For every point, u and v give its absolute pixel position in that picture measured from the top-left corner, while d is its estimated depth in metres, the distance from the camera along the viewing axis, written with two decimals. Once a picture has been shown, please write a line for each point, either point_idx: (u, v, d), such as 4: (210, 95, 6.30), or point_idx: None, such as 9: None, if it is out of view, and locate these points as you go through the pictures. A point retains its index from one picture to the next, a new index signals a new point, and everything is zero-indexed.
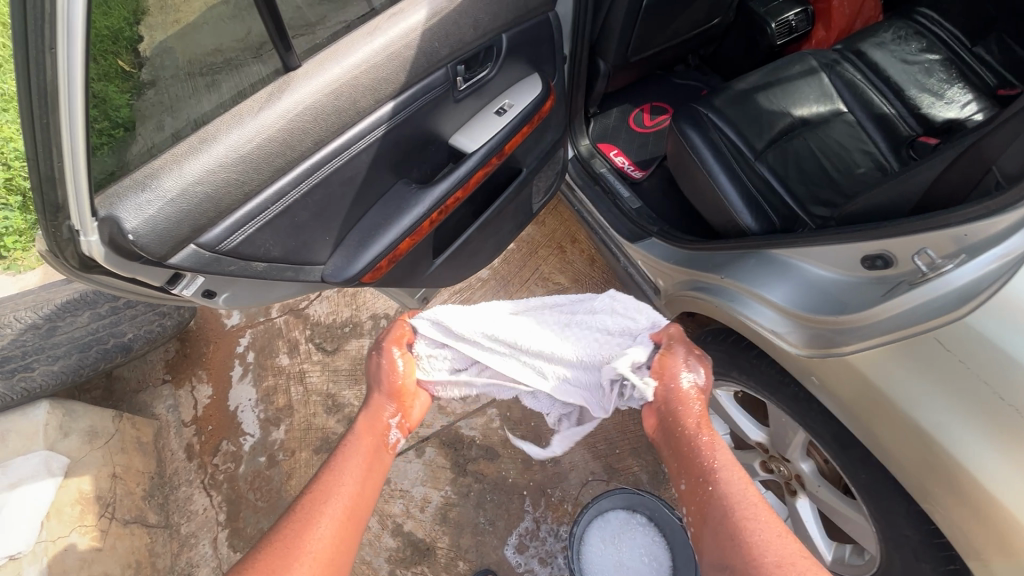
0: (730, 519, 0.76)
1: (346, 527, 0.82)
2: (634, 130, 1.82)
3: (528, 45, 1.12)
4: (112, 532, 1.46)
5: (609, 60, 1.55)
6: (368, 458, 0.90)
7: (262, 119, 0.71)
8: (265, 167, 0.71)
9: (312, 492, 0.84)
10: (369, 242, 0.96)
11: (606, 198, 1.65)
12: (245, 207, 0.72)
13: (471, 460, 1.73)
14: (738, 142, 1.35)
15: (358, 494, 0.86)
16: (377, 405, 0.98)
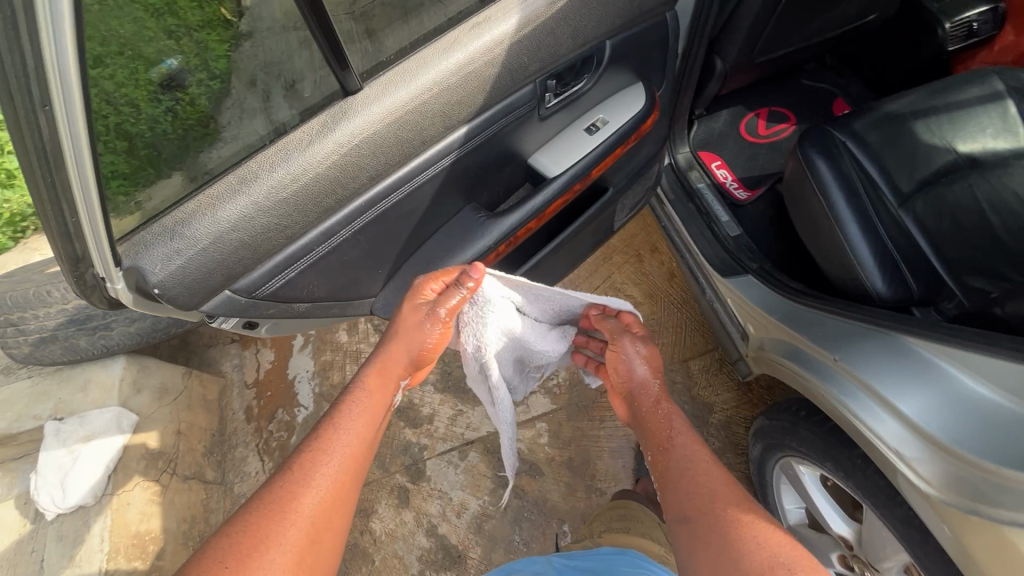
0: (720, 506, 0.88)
1: (342, 485, 0.89)
2: (745, 139, 1.58)
3: (634, 51, 0.95)
4: (172, 487, 1.54)
5: (728, 57, 1.32)
6: (369, 416, 0.97)
7: (308, 157, 0.63)
8: (312, 207, 0.65)
9: (312, 447, 0.91)
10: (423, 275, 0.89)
11: (700, 219, 1.45)
12: (290, 250, 0.69)
13: (513, 474, 1.67)
14: (878, 181, 1.11)
15: (356, 449, 0.94)
16: (394, 355, 1.04)
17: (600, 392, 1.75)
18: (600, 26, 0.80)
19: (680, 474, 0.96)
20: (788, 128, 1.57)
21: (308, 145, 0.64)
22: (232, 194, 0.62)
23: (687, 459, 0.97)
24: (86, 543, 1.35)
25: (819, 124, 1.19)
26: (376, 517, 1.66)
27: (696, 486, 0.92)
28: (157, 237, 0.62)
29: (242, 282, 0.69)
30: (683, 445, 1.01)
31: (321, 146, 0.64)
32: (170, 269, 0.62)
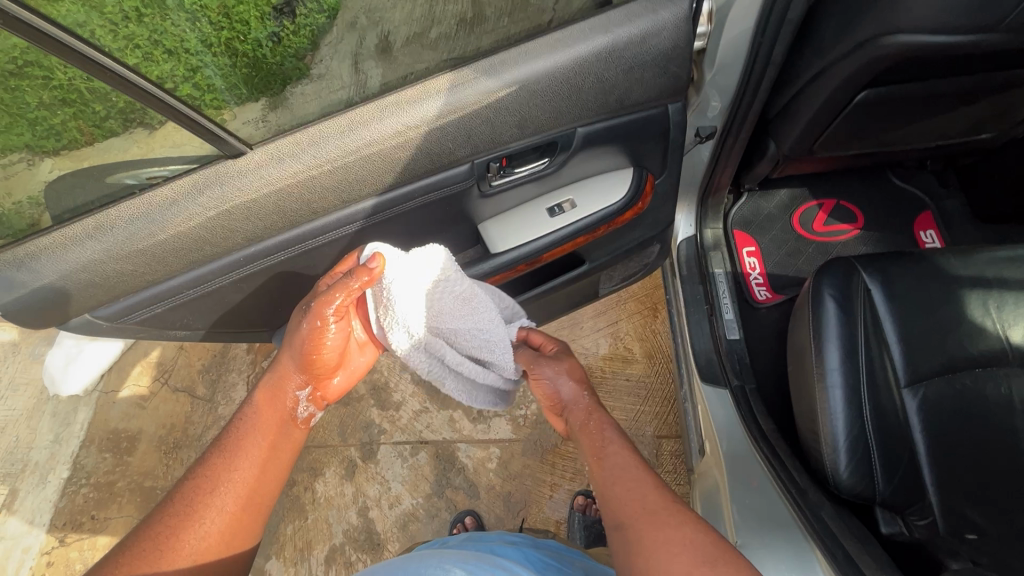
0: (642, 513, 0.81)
1: (234, 519, 0.81)
2: (794, 230, 1.38)
3: (618, 139, 0.85)
4: (160, 395, 1.63)
5: (782, 145, 1.12)
6: (270, 439, 0.87)
7: (168, 217, 0.71)
8: (190, 247, 0.74)
9: (201, 478, 0.82)
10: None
11: (703, 307, 1.28)
12: (158, 288, 0.78)
13: (452, 487, 1.70)
14: (892, 347, 0.92)
15: (254, 482, 0.84)
16: (281, 384, 0.90)
17: (563, 438, 1.70)
18: (564, 120, 0.79)
19: (617, 491, 0.86)
20: (846, 233, 1.36)
21: (170, 206, 0.71)
22: (85, 240, 0.70)
23: (621, 471, 0.89)
24: (70, 427, 1.59)
25: (849, 256, 1.00)
26: (320, 480, 1.75)
27: (632, 501, 0.84)
28: (5, 266, 0.70)
29: (101, 310, 0.78)
30: (619, 460, 0.91)
31: (182, 209, 0.71)
32: (13, 299, 0.72)
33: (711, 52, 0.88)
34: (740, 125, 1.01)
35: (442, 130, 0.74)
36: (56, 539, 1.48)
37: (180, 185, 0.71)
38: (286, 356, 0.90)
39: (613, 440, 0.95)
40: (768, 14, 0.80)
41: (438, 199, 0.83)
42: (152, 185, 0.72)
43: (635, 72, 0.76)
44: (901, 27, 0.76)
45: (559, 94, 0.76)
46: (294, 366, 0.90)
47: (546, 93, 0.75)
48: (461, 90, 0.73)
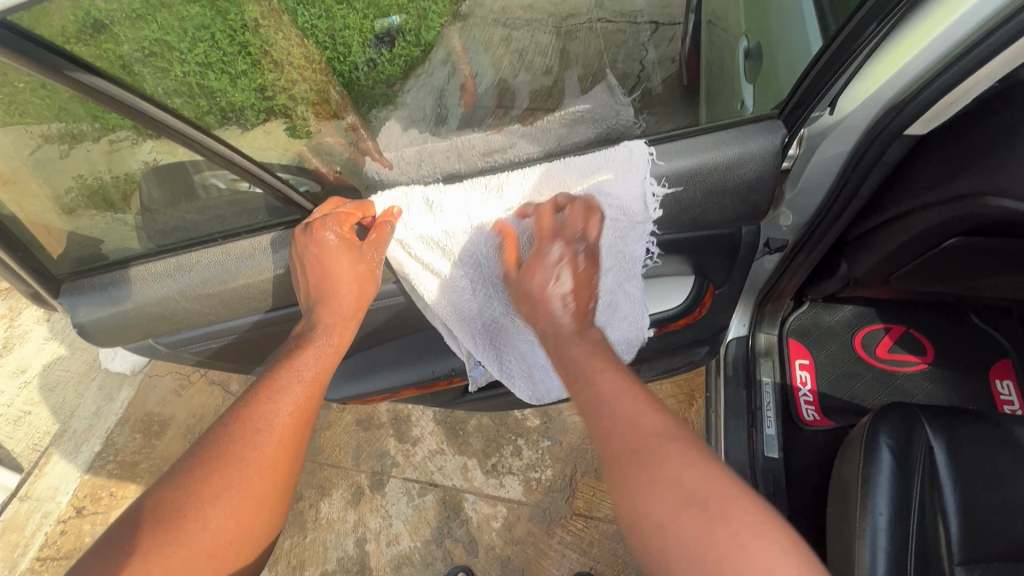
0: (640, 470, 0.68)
1: (282, 452, 0.78)
2: (855, 350, 1.31)
3: (680, 253, 0.94)
4: (196, 385, 1.70)
5: (855, 268, 1.07)
6: (309, 384, 0.84)
7: (242, 268, 0.83)
8: (260, 295, 0.87)
9: (229, 433, 0.78)
10: (364, 375, 1.06)
11: (743, 415, 1.25)
12: (215, 327, 0.90)
13: (451, 538, 1.67)
14: (949, 513, 0.85)
15: (295, 416, 0.81)
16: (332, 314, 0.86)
17: (573, 512, 1.65)
18: (634, 226, 0.86)
19: (666, 509, 0.63)
20: (912, 365, 1.27)
21: (246, 258, 0.83)
22: (165, 278, 0.81)
23: (642, 413, 0.73)
24: (111, 402, 1.67)
25: (911, 402, 0.94)
26: (326, 500, 1.78)
27: (645, 444, 0.69)
28: (89, 288, 0.81)
29: (161, 338, 0.90)
30: (668, 461, 0.66)
31: (256, 263, 0.83)
32: (84, 318, 0.82)
33: (796, 172, 0.84)
34: (813, 245, 0.98)
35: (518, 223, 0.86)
36: (73, 510, 1.54)
37: (261, 240, 0.84)
38: (319, 300, 0.85)
39: (646, 413, 0.73)
40: (863, 151, 0.77)
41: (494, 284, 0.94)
42: (232, 236, 0.83)
43: (712, 193, 0.81)
44: (1005, 191, 0.73)
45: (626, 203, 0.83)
46: (331, 304, 0.85)
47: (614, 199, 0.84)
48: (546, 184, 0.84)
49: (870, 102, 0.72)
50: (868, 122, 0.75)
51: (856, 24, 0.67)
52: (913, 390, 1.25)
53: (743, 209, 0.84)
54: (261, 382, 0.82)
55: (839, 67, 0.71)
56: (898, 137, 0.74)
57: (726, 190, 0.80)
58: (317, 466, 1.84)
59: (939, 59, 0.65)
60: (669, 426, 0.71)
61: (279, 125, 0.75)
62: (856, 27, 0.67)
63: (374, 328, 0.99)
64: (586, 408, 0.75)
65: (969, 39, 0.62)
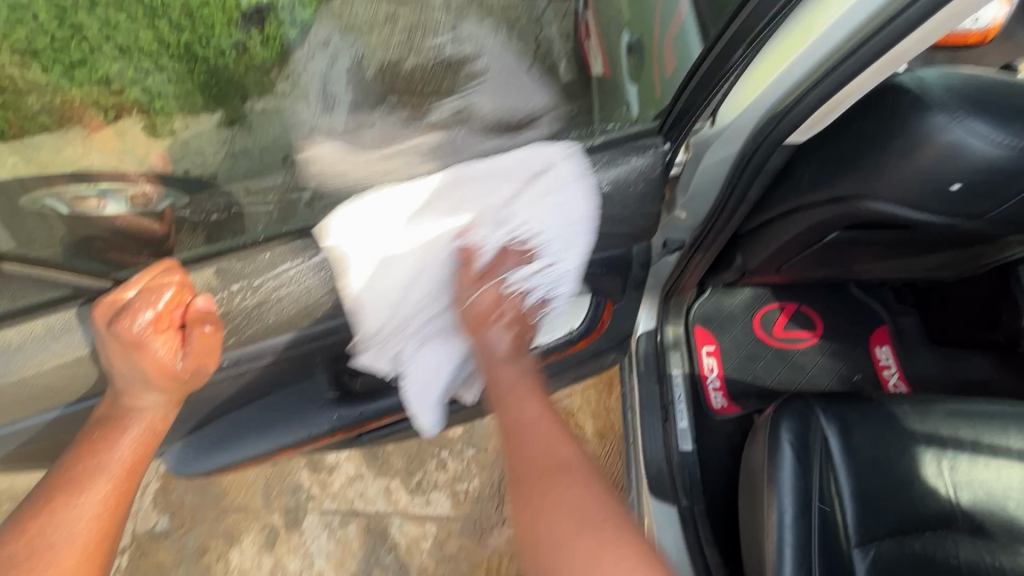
0: (539, 473, 0.63)
1: (76, 573, 0.65)
2: (754, 332, 1.35)
3: None
4: None
5: (750, 260, 1.09)
6: (112, 487, 0.69)
7: (9, 364, 0.67)
8: (79, 382, 0.73)
9: (2, 561, 0.63)
10: (229, 443, 0.94)
11: (657, 411, 1.25)
12: (17, 425, 0.76)
13: (379, 567, 1.58)
14: (844, 498, 0.89)
15: (93, 529, 0.67)
16: (151, 396, 0.73)
17: (504, 519, 1.62)
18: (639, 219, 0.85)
19: (564, 532, 0.58)
20: (804, 341, 1.34)
21: (12, 352, 0.66)
22: None
23: (525, 416, 0.68)
24: None
25: (807, 393, 0.97)
26: (236, 549, 1.63)
27: (542, 471, 0.63)
28: None
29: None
30: (568, 487, 0.61)
31: (30, 354, 0.67)
32: None
33: (684, 181, 0.82)
34: (708, 246, 0.98)
35: None
36: None
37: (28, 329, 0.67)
38: (121, 377, 0.71)
39: (542, 426, 0.67)
40: (748, 158, 0.75)
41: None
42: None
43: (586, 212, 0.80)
44: (881, 195, 0.74)
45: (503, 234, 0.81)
46: (143, 389, 0.73)
47: None
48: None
49: (751, 111, 0.70)
50: (754, 127, 0.72)
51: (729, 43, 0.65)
52: (807, 366, 1.32)
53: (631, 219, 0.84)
54: (49, 486, 0.68)
55: (719, 82, 0.68)
56: (779, 146, 0.72)
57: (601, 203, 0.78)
58: (221, 512, 1.66)
59: (814, 67, 0.62)
60: (566, 455, 0.64)
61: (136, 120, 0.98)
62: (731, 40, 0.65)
63: (234, 393, 0.85)
64: (502, 427, 0.69)
65: (834, 54, 0.60)
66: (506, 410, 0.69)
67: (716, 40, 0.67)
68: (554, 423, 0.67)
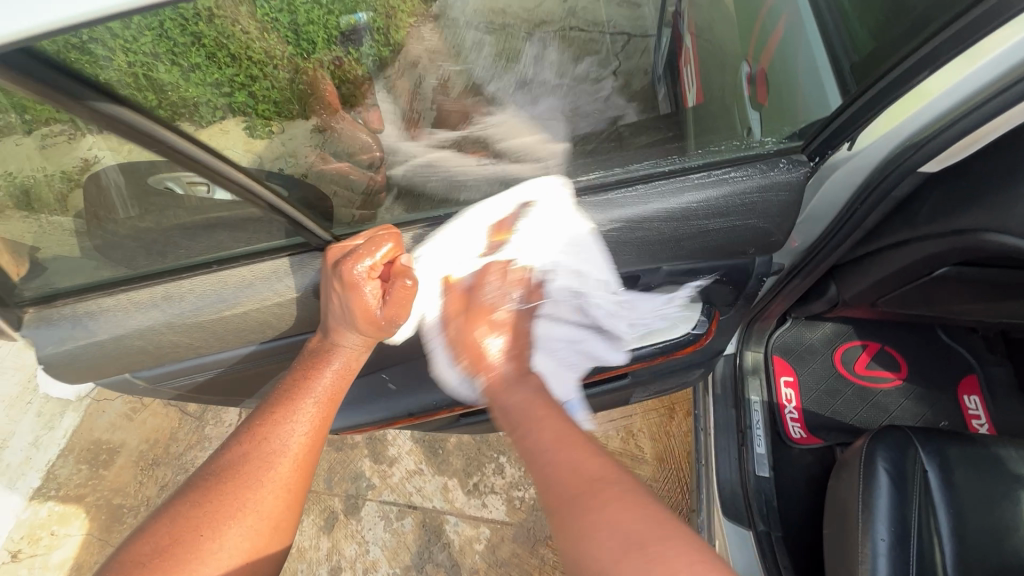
0: (567, 484, 0.67)
1: (293, 476, 0.76)
2: (835, 367, 1.35)
3: (675, 276, 0.91)
4: (148, 410, 1.54)
5: (845, 291, 1.11)
6: (322, 408, 0.80)
7: (241, 297, 0.78)
8: (286, 320, 0.84)
9: (239, 454, 0.75)
10: (358, 405, 1.05)
11: (733, 434, 1.27)
12: (216, 356, 0.86)
13: (432, 563, 1.61)
14: (942, 535, 0.88)
15: (305, 442, 0.78)
16: (355, 337, 0.83)
17: None
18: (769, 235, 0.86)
19: (608, 550, 0.60)
20: (887, 381, 1.32)
21: (246, 287, 0.78)
22: (153, 308, 0.76)
23: (543, 437, 0.74)
24: (51, 432, 1.50)
25: (905, 426, 0.97)
26: (297, 528, 1.68)
27: (571, 490, 0.66)
28: (57, 320, 0.75)
29: (161, 369, 0.86)
30: (603, 501, 0.64)
31: (256, 291, 0.78)
32: (50, 350, 0.76)
33: (804, 202, 0.85)
34: (809, 271, 1.00)
35: None
36: (8, 554, 1.38)
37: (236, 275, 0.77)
38: (341, 317, 0.81)
39: (567, 444, 0.72)
40: (873, 187, 0.79)
41: None
42: (231, 261, 0.78)
43: (731, 218, 0.81)
44: (1007, 229, 0.75)
45: (649, 238, 0.82)
46: (348, 329, 0.82)
47: (642, 231, 0.81)
48: (566, 211, 0.80)
49: (889, 138, 0.73)
50: (882, 157, 0.76)
51: (902, 72, 0.68)
52: (890, 407, 1.30)
53: (759, 230, 0.84)
54: (273, 401, 0.79)
55: (864, 109, 0.73)
56: (911, 174, 0.76)
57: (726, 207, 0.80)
58: None
59: (962, 101, 0.67)
60: (601, 469, 0.68)
61: (237, 123, 0.68)
62: (904, 73, 0.68)
63: (385, 353, 0.95)
64: (527, 450, 0.74)
65: (984, 92, 0.65)
66: (525, 436, 0.76)
67: (863, 87, 0.74)
68: (584, 445, 0.71)
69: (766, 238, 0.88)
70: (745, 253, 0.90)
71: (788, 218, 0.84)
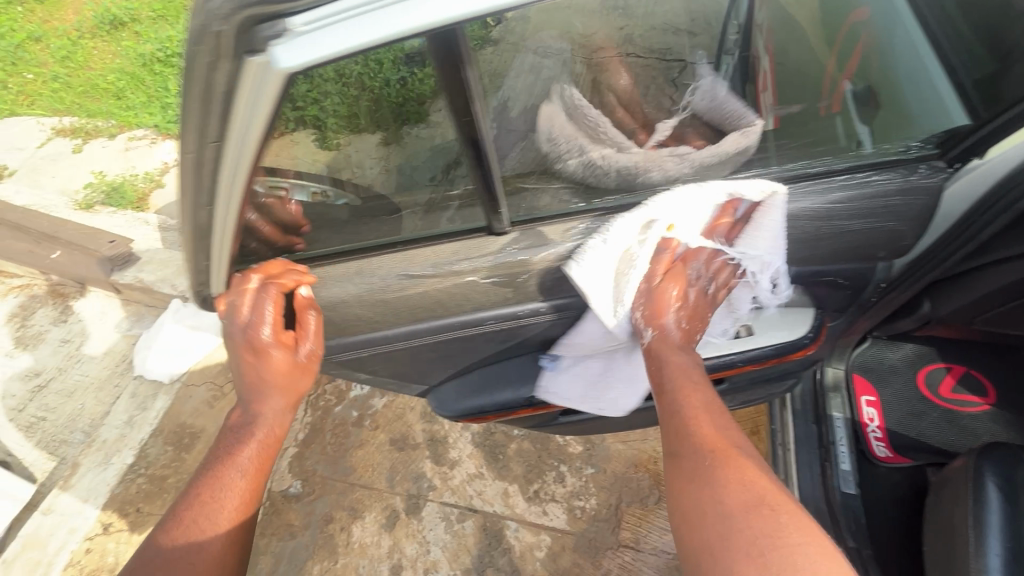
0: (700, 448, 0.79)
1: (237, 524, 0.87)
2: (918, 389, 1.33)
3: (800, 282, 0.97)
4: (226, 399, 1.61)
5: (940, 307, 1.11)
6: (254, 467, 0.93)
7: (420, 276, 0.91)
8: (444, 303, 0.95)
9: (177, 528, 0.84)
10: (481, 392, 1.13)
11: (816, 449, 1.27)
12: (382, 334, 1.00)
13: (493, 567, 1.61)
14: None
15: (242, 495, 0.90)
16: (274, 401, 0.96)
17: (619, 544, 1.61)
18: (892, 241, 0.91)
19: (734, 506, 0.72)
20: (975, 406, 1.30)
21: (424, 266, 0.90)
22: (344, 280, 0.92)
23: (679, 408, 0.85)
24: (145, 412, 1.60)
25: (1010, 442, 0.95)
26: (358, 523, 1.71)
27: (706, 459, 0.78)
28: None
29: (346, 339, 1.00)
30: (731, 471, 0.76)
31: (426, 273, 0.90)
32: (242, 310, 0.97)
33: (939, 208, 0.87)
34: (911, 284, 1.01)
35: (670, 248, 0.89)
36: (99, 526, 1.43)
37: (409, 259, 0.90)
38: (259, 395, 0.96)
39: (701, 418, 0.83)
40: (999, 197, 0.83)
41: None
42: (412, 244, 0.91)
43: (871, 220, 0.87)
44: None
45: (795, 237, 0.89)
46: (268, 390, 0.96)
47: (791, 229, 0.88)
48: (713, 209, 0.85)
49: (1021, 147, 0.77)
50: (1011, 169, 0.80)
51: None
52: (979, 431, 1.27)
53: (884, 236, 0.90)
54: (207, 472, 0.91)
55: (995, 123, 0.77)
56: None
57: (863, 211, 0.86)
58: (348, 486, 1.77)
59: None
60: (730, 444, 0.80)
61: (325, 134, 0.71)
62: None
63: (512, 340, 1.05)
64: (666, 417, 0.85)
65: None
66: (668, 404, 0.86)
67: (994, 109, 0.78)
68: (718, 419, 0.84)
69: (894, 242, 0.92)
70: (876, 257, 0.95)
71: (923, 222, 0.89)
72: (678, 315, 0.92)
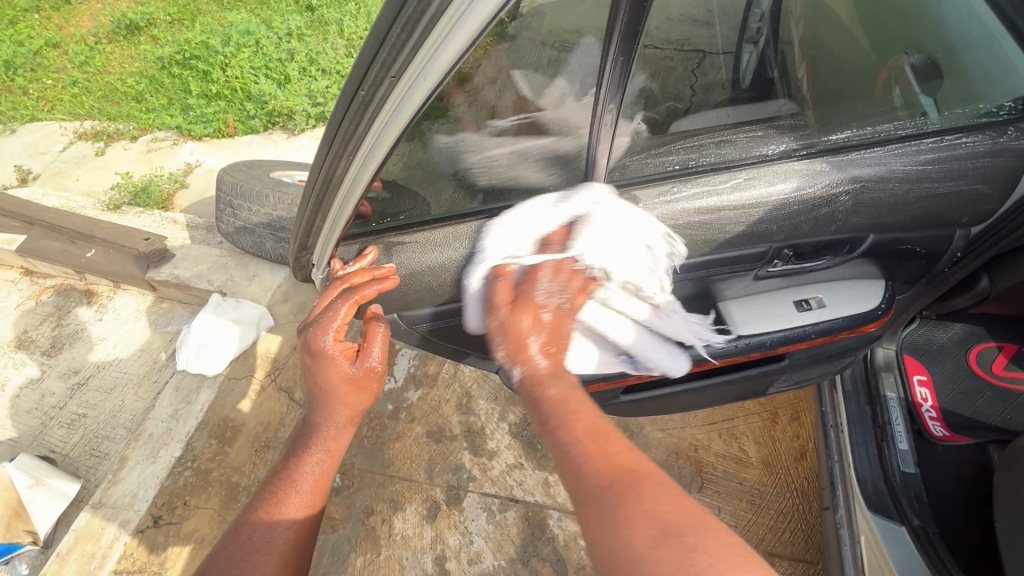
0: (599, 479, 0.64)
1: (291, 547, 0.85)
2: (971, 368, 1.32)
3: (878, 248, 1.01)
4: (267, 392, 1.62)
5: (1002, 280, 1.14)
6: (315, 479, 0.91)
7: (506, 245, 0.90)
8: None
9: (230, 550, 0.83)
10: None
11: (871, 428, 1.24)
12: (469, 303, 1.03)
13: (537, 557, 1.61)
14: None
15: (301, 516, 0.88)
16: (339, 411, 0.96)
17: None
18: (971, 206, 0.94)
19: (643, 541, 0.57)
20: None
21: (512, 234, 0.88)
22: (434, 249, 0.92)
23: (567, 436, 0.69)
24: (190, 405, 1.60)
25: None
26: (400, 515, 1.70)
27: (603, 492, 0.62)
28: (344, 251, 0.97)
29: (440, 306, 1.04)
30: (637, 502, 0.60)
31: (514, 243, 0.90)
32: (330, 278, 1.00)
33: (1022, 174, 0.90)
34: (986, 251, 1.04)
35: (765, 213, 0.90)
36: (150, 519, 1.43)
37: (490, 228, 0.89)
38: (325, 404, 0.95)
39: (591, 442, 0.68)
40: None
41: (727, 269, 1.02)
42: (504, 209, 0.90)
43: (960, 181, 0.89)
44: None
45: (883, 202, 0.91)
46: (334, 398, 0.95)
47: (882, 192, 0.90)
48: (812, 173, 0.87)
49: None
50: None
51: None
52: None
53: (968, 201, 0.93)
54: (268, 489, 0.91)
55: None
56: None
57: (957, 172, 0.88)
58: (387, 479, 1.76)
59: None
60: (629, 465, 0.65)
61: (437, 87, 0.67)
62: None
63: None
64: (556, 447, 0.70)
65: None
66: (554, 435, 0.71)
67: None
68: (615, 436, 0.69)
69: (972, 207, 0.94)
70: (955, 223, 0.99)
71: (1008, 185, 0.91)
72: (542, 347, 0.81)
